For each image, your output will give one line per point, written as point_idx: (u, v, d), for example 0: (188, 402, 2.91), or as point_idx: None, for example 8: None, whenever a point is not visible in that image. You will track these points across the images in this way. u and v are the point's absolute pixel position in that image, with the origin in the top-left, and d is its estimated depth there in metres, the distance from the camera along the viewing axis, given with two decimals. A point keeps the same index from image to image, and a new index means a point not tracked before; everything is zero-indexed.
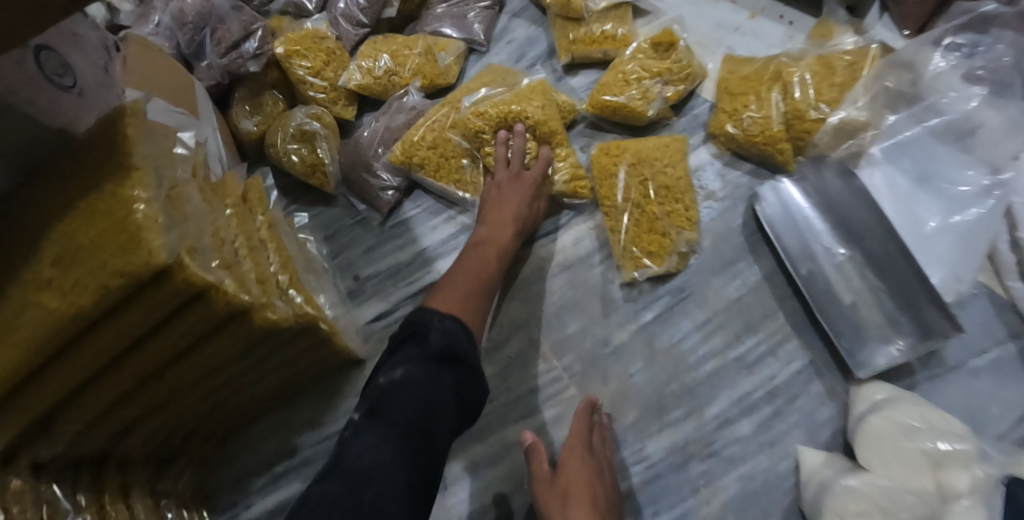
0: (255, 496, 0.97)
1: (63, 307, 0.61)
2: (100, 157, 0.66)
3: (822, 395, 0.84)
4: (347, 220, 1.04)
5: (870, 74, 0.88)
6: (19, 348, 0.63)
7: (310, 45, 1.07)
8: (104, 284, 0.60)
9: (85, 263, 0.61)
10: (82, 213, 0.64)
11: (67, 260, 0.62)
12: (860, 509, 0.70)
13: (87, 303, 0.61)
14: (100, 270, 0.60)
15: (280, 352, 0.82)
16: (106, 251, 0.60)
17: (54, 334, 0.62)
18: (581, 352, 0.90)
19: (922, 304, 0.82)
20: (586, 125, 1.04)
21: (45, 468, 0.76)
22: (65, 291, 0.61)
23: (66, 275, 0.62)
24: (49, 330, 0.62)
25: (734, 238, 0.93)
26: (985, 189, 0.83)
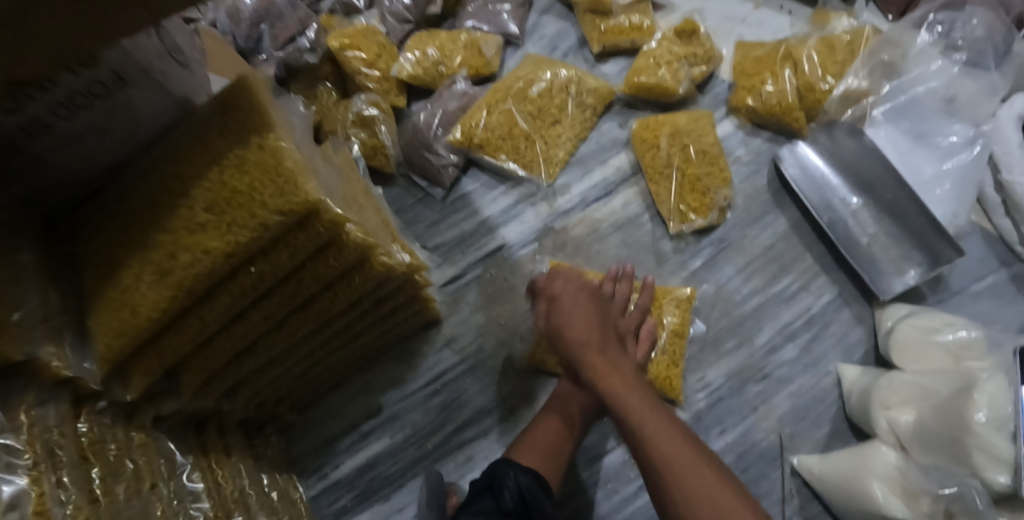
0: (342, 457, 0.99)
1: (220, 246, 0.65)
2: (236, 117, 0.71)
3: (852, 320, 0.98)
4: (409, 196, 1.12)
5: (865, 52, 1.07)
6: (171, 289, 0.66)
7: (364, 40, 1.16)
8: (258, 227, 0.64)
9: (236, 207, 0.66)
10: (224, 166, 0.68)
11: (214, 208, 0.67)
12: (902, 397, 0.82)
13: (241, 244, 0.65)
14: (256, 211, 0.65)
15: (378, 310, 0.87)
16: (262, 193, 0.65)
17: (208, 273, 0.66)
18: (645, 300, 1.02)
19: (929, 238, 0.97)
20: (621, 105, 1.15)
21: (164, 421, 0.79)
22: (215, 235, 0.65)
23: (219, 218, 0.66)
24: (199, 273, 0.66)
25: (762, 195, 1.07)
26: (971, 138, 1.00)
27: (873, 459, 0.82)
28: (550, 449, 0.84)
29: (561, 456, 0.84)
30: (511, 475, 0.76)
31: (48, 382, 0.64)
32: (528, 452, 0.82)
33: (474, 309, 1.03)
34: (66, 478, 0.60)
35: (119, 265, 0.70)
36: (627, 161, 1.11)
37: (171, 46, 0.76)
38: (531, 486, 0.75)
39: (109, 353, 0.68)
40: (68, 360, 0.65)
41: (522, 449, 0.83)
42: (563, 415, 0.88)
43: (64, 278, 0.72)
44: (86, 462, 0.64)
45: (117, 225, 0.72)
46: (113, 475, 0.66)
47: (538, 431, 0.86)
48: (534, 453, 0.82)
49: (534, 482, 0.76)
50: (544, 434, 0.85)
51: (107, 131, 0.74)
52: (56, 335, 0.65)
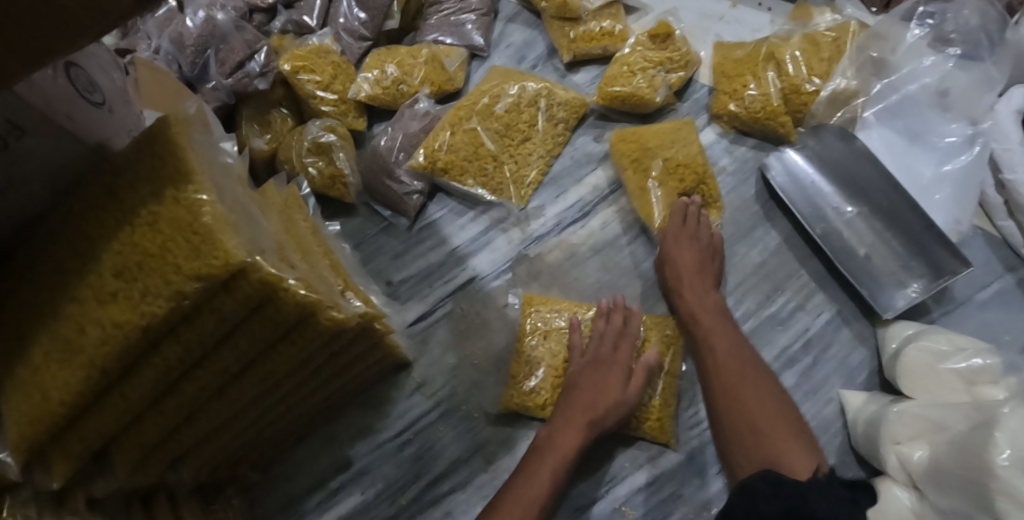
0: (310, 516, 0.91)
1: (133, 317, 0.58)
2: (151, 169, 0.63)
3: (853, 340, 0.91)
4: (372, 227, 1.04)
5: (853, 46, 0.99)
6: (83, 370, 0.60)
7: (317, 59, 1.08)
8: (176, 293, 0.57)
9: (153, 271, 0.59)
10: (140, 225, 0.61)
11: (130, 272, 0.60)
12: (913, 431, 0.75)
13: (157, 314, 0.58)
14: (170, 277, 0.58)
15: (334, 362, 0.79)
16: (176, 255, 0.58)
17: (125, 348, 0.59)
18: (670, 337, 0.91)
19: (930, 246, 0.90)
20: (595, 117, 1.08)
21: (101, 502, 0.72)
22: (131, 304, 0.58)
23: (132, 286, 0.59)
24: (114, 348, 0.59)
25: (750, 208, 0.99)
26: (968, 138, 0.93)
27: (884, 500, 0.74)
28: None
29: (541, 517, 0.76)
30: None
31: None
32: None
33: (445, 349, 0.96)
34: None
35: (32, 340, 0.63)
36: (604, 178, 1.03)
37: (82, 85, 0.69)
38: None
39: (23, 441, 0.62)
40: None
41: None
42: (546, 477, 0.79)
43: None
44: None
45: (30, 296, 0.65)
46: None
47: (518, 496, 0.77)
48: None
49: None
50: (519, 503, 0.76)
51: (13, 188, 0.67)
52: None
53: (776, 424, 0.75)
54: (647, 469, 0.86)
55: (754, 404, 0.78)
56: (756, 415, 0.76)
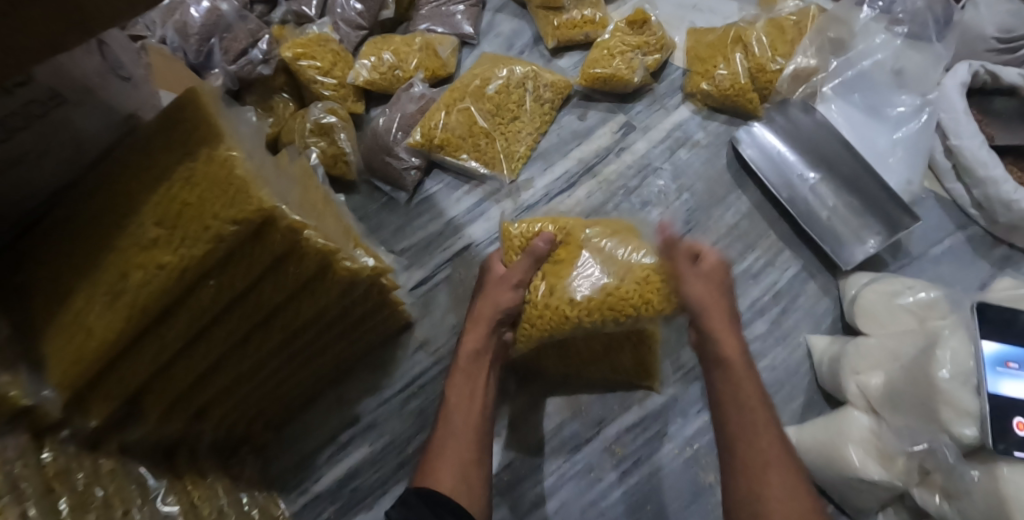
0: (321, 470, 0.97)
1: (175, 261, 0.64)
2: (184, 133, 0.70)
3: (818, 292, 1.00)
4: (373, 203, 1.11)
5: (813, 29, 1.09)
6: (126, 311, 0.65)
7: (317, 48, 1.15)
8: (213, 238, 0.64)
9: (191, 220, 0.65)
10: (176, 181, 0.67)
11: (168, 223, 0.66)
12: (871, 361, 0.84)
13: (197, 258, 0.64)
14: (208, 223, 0.64)
15: (346, 317, 0.86)
16: (214, 204, 0.64)
17: (165, 290, 0.65)
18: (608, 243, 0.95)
19: (885, 205, 0.99)
20: (579, 97, 1.16)
21: (132, 448, 0.77)
22: (172, 250, 0.64)
23: (171, 233, 0.65)
24: (156, 290, 0.64)
25: (723, 177, 1.08)
26: (918, 107, 1.03)
27: (849, 425, 0.83)
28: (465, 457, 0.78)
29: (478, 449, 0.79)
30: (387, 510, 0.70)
31: (5, 415, 0.61)
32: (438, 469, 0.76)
33: (445, 310, 1.03)
34: (32, 510, 0.58)
35: (73, 289, 0.69)
36: (589, 152, 1.12)
37: (112, 63, 0.74)
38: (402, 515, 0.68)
39: (67, 379, 0.66)
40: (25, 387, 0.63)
41: (429, 470, 0.77)
42: (473, 406, 0.83)
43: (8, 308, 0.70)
44: (53, 493, 0.62)
45: (69, 251, 0.71)
46: (81, 507, 0.64)
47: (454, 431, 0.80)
48: (441, 471, 0.76)
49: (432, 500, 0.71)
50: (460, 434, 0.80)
51: (47, 157, 0.73)
52: (9, 366, 0.63)
53: (766, 429, 0.73)
54: (634, 410, 0.94)
55: (744, 382, 0.76)
56: (748, 420, 0.74)
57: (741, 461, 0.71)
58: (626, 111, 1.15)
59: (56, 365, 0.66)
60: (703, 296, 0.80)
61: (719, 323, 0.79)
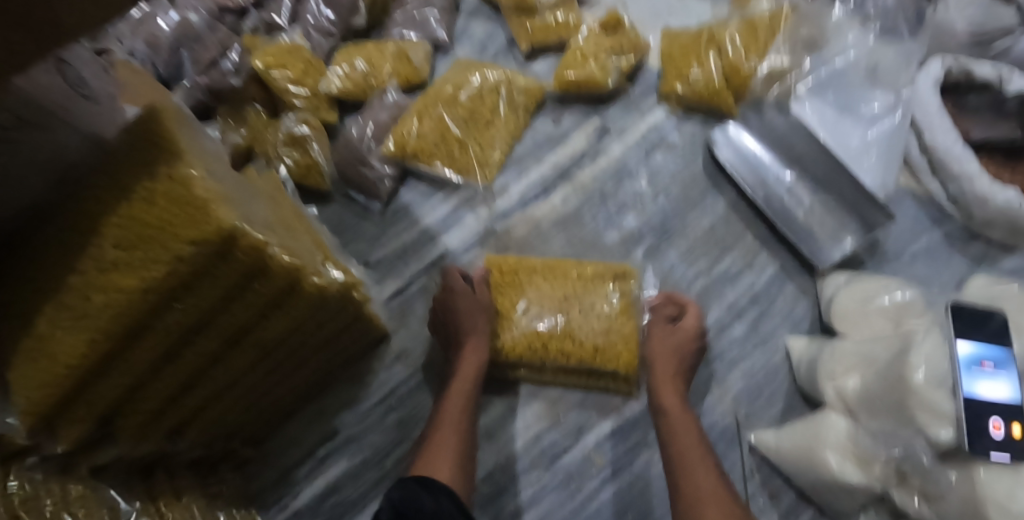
0: (302, 485, 0.96)
1: (136, 283, 0.63)
2: (144, 150, 0.68)
3: (795, 293, 0.99)
4: (347, 213, 1.09)
5: (786, 28, 1.09)
6: (88, 334, 0.64)
7: (289, 57, 1.14)
8: (174, 260, 0.62)
9: (151, 241, 0.63)
10: (136, 200, 0.66)
11: (129, 244, 0.64)
12: (846, 364, 0.83)
13: (157, 280, 0.63)
14: (168, 244, 0.62)
15: (319, 331, 0.85)
16: (174, 224, 0.63)
17: (127, 313, 0.63)
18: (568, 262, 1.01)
19: (861, 205, 0.98)
20: (553, 101, 1.15)
21: (104, 471, 0.76)
22: (132, 272, 0.63)
23: (132, 255, 0.64)
24: (118, 313, 0.63)
25: (699, 179, 1.08)
26: (892, 105, 1.02)
27: (826, 429, 0.82)
28: (455, 460, 0.80)
29: (467, 456, 0.82)
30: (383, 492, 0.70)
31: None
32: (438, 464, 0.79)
33: (422, 320, 1.02)
34: None
35: (34, 313, 0.67)
36: (564, 156, 1.11)
37: (73, 80, 0.74)
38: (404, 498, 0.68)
39: (32, 407, 0.65)
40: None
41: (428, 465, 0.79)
42: (453, 410, 0.85)
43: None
44: None
45: (30, 273, 0.69)
46: None
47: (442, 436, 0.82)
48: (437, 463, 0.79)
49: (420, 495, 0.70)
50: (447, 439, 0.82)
51: (11, 178, 0.72)
52: None
53: (696, 458, 0.80)
54: (613, 418, 0.93)
55: (677, 421, 0.84)
56: (676, 449, 0.82)
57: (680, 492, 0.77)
58: (601, 114, 1.14)
59: (19, 391, 0.65)
60: (662, 354, 0.91)
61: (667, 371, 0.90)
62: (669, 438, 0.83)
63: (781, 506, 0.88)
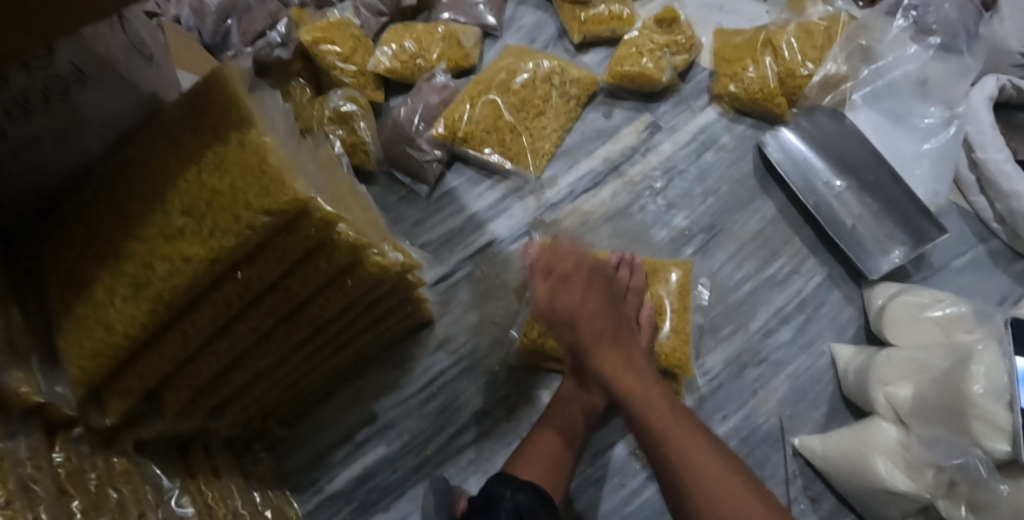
0: (335, 471, 0.95)
1: (203, 252, 0.61)
2: (212, 117, 0.67)
3: (842, 301, 1.00)
4: (392, 195, 1.08)
5: (843, 36, 1.09)
6: (149, 303, 0.62)
7: (337, 33, 1.12)
8: (245, 230, 0.61)
9: (221, 209, 0.62)
10: (203, 168, 0.64)
11: (195, 212, 0.63)
12: (900, 373, 0.84)
13: (225, 249, 0.61)
14: (240, 213, 0.61)
15: (368, 313, 0.84)
16: (246, 193, 0.62)
17: (191, 283, 0.62)
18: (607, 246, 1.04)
19: (912, 216, 0.99)
20: (605, 95, 1.14)
21: (146, 445, 0.73)
22: (200, 241, 0.62)
23: (200, 222, 0.62)
24: (182, 282, 0.62)
25: (748, 181, 1.08)
26: (946, 119, 1.03)
27: (875, 436, 0.83)
28: (552, 463, 0.79)
29: (565, 464, 0.80)
30: (507, 493, 0.70)
31: (17, 409, 0.58)
32: (529, 465, 0.78)
33: (466, 308, 1.01)
34: (46, 515, 0.53)
35: (91, 279, 0.65)
36: (614, 151, 1.10)
37: (133, 40, 0.71)
38: (529, 507, 0.69)
39: (82, 376, 0.64)
40: (38, 385, 0.60)
41: (522, 464, 0.78)
42: (568, 422, 0.84)
43: (22, 300, 0.67)
44: (65, 495, 0.58)
45: (83, 240, 0.68)
46: (98, 509, 0.60)
47: (540, 442, 0.81)
48: (537, 466, 0.78)
49: (533, 500, 0.70)
50: (543, 447, 0.81)
51: (66, 142, 0.69)
52: (21, 360, 0.60)
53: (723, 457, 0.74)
54: None
55: None
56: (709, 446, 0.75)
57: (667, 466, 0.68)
58: (652, 110, 1.13)
59: (71, 355, 0.64)
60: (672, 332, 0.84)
61: (589, 322, 0.78)
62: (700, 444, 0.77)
63: (822, 512, 0.89)
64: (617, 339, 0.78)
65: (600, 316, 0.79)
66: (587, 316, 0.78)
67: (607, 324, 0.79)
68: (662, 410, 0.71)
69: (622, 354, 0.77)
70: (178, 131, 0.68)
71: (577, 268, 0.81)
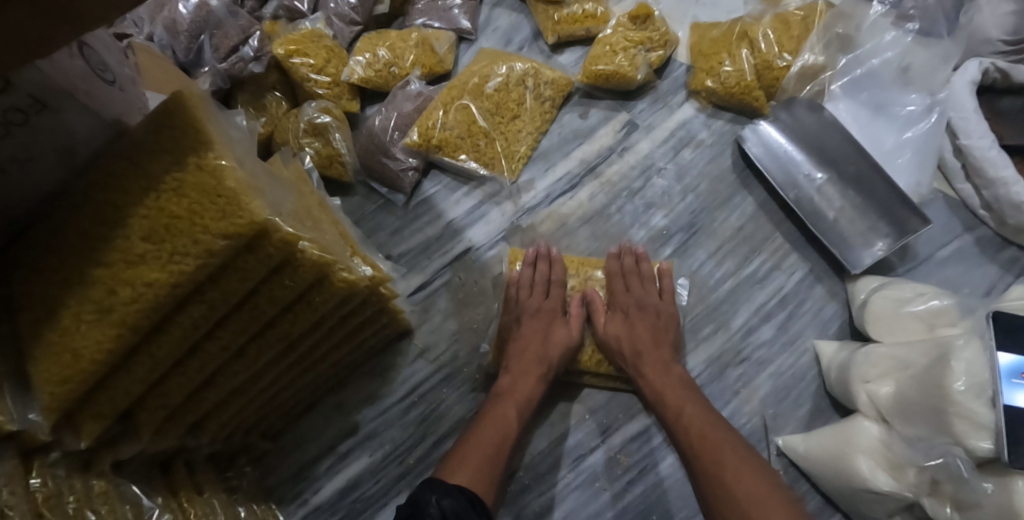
0: (321, 482, 0.95)
1: (164, 277, 0.60)
2: (169, 138, 0.65)
3: (825, 296, 0.98)
4: (369, 205, 1.08)
5: (821, 25, 1.07)
6: (115, 328, 0.61)
7: (310, 44, 1.11)
8: (204, 254, 0.60)
9: (181, 233, 0.61)
10: (164, 191, 0.63)
11: (156, 236, 0.62)
12: (881, 369, 0.82)
13: (186, 273, 0.60)
14: (199, 236, 0.60)
15: (343, 326, 0.83)
16: (205, 216, 0.60)
17: (153, 308, 0.61)
18: (584, 249, 1.03)
19: (895, 207, 0.97)
20: (580, 95, 1.13)
21: (124, 465, 0.73)
22: (161, 265, 0.60)
23: (160, 247, 0.61)
24: (145, 307, 0.61)
25: (727, 177, 1.06)
26: (927, 107, 1.01)
27: (857, 434, 0.82)
28: (485, 462, 0.78)
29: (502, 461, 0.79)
30: (433, 500, 0.68)
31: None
32: (461, 466, 0.76)
33: (446, 316, 1.01)
34: None
35: (55, 306, 0.64)
36: (591, 152, 1.09)
37: (95, 65, 0.69)
38: (456, 511, 0.68)
39: (53, 402, 0.62)
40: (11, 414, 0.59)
41: (454, 465, 0.76)
42: (500, 416, 0.83)
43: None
44: None
45: (47, 266, 0.66)
46: None
47: (478, 437, 0.80)
48: (468, 468, 0.76)
49: (461, 504, 0.69)
50: (477, 445, 0.79)
51: (30, 167, 0.68)
52: None
53: (700, 433, 0.78)
54: (638, 419, 0.92)
55: (670, 401, 0.84)
56: (682, 425, 0.81)
57: (700, 471, 0.76)
58: (628, 109, 1.12)
59: (40, 383, 0.62)
60: (637, 326, 0.91)
61: (649, 351, 0.89)
62: (676, 424, 0.82)
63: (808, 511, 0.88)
64: (666, 365, 0.88)
65: (660, 345, 0.90)
66: (642, 344, 0.90)
67: (665, 351, 0.90)
68: (692, 417, 0.81)
69: (664, 371, 0.87)
70: (137, 153, 0.66)
71: (643, 308, 0.93)
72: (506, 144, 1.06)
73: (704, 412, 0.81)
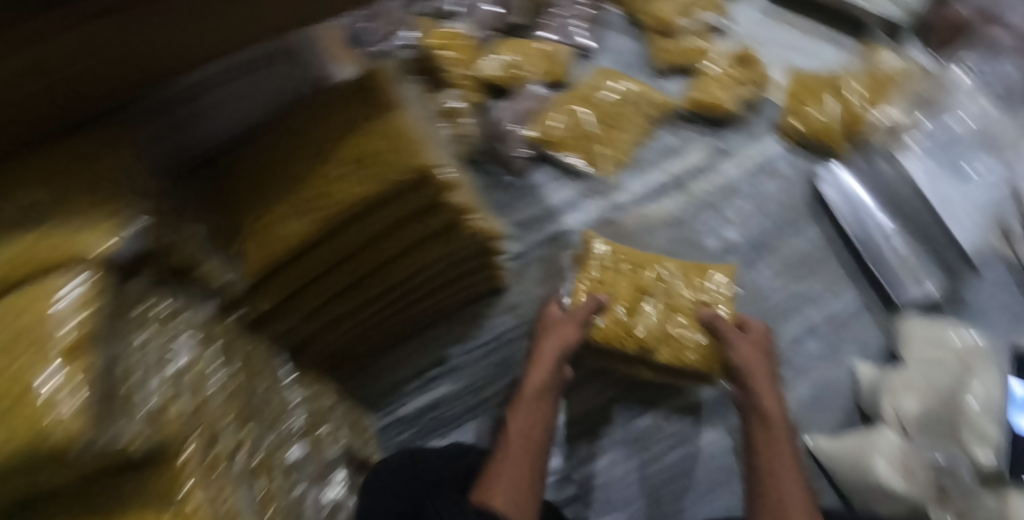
0: (406, 398, 1.12)
1: (364, 192, 0.77)
2: (370, 92, 0.83)
3: (871, 323, 1.09)
4: (483, 180, 1.25)
5: (903, 86, 1.22)
6: (317, 220, 0.78)
7: (454, 42, 1.30)
8: (397, 181, 0.77)
9: (382, 162, 0.77)
10: (367, 127, 0.80)
11: (359, 160, 0.78)
12: (908, 387, 0.96)
13: (381, 192, 0.77)
14: (394, 167, 0.77)
15: (455, 269, 1.00)
16: (402, 153, 0.77)
17: (349, 214, 0.78)
18: (659, 246, 1.17)
19: (948, 255, 1.11)
20: (678, 118, 1.28)
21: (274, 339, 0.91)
22: (362, 183, 0.77)
23: (363, 169, 0.77)
24: (343, 212, 0.77)
25: (799, 207, 1.19)
26: (995, 172, 1.12)
27: (878, 439, 0.93)
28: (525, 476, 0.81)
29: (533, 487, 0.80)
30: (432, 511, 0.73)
31: (207, 288, 0.77)
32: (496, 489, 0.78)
33: (535, 283, 1.17)
34: (206, 369, 0.72)
35: (265, 199, 0.80)
36: (680, 167, 1.23)
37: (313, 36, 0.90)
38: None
39: (256, 269, 0.78)
40: (220, 270, 0.77)
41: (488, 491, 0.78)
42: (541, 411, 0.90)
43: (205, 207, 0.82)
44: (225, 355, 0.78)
45: (255, 168, 0.82)
46: (240, 372, 0.79)
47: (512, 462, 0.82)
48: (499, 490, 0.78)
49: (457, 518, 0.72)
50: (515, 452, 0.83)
51: (253, 93, 0.87)
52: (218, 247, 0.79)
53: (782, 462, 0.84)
54: (685, 397, 1.06)
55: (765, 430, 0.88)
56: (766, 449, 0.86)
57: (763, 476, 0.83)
58: (718, 135, 1.26)
59: (247, 257, 0.78)
60: (749, 355, 0.95)
61: (763, 379, 0.93)
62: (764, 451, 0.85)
63: None
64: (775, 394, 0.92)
65: (768, 377, 0.94)
66: (752, 372, 0.94)
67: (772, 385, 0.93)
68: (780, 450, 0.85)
69: (773, 398, 0.91)
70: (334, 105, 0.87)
71: (752, 354, 0.95)
72: (609, 152, 1.23)
73: (789, 436, 0.87)
